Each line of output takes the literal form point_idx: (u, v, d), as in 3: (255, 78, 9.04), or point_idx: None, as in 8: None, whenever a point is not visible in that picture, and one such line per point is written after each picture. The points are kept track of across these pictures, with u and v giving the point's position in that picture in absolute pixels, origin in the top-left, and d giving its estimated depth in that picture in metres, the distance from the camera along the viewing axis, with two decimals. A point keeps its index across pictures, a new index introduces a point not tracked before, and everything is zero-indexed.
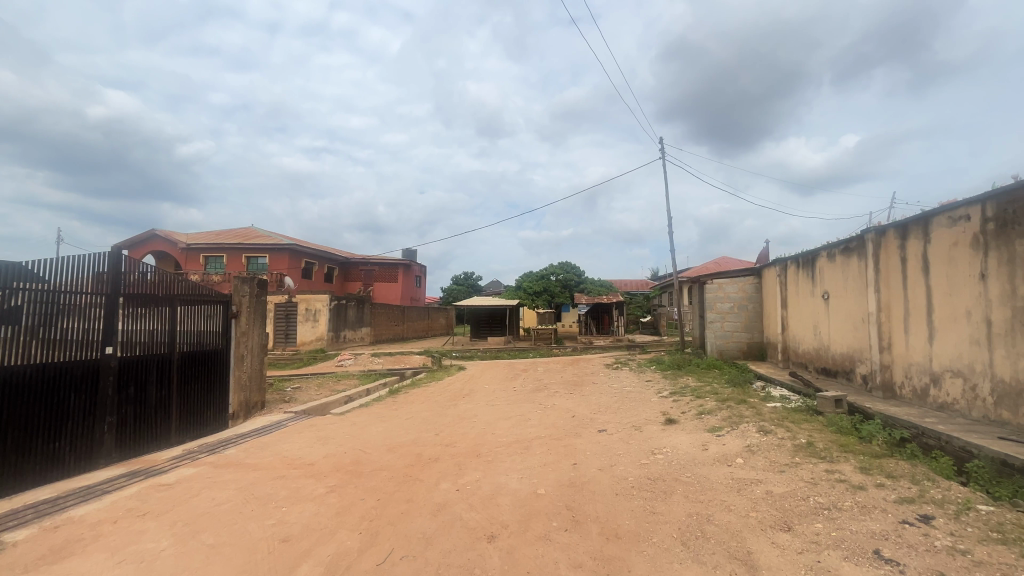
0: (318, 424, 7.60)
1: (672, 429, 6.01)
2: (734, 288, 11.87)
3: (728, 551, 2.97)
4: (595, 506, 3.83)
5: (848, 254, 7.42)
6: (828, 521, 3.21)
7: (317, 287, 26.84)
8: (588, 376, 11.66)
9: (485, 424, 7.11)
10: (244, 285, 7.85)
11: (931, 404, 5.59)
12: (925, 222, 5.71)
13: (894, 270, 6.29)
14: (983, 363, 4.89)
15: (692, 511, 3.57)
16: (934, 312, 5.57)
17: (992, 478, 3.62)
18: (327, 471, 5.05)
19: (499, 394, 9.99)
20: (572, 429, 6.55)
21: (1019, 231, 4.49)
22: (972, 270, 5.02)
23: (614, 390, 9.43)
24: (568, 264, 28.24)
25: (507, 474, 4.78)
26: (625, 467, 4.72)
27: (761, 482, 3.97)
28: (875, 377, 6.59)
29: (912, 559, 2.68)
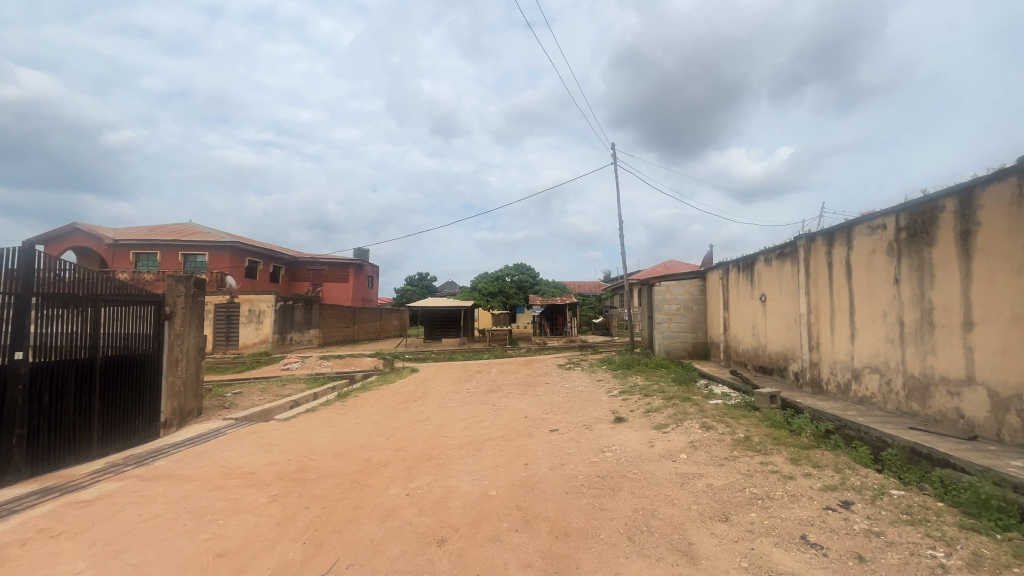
0: (259, 431, 7.24)
1: (621, 427, 6.18)
2: (681, 291, 12.38)
3: (671, 543, 3.09)
4: (545, 505, 3.87)
5: (783, 259, 7.92)
6: (762, 509, 3.41)
7: (261, 287, 25.53)
8: (540, 377, 11.81)
9: (438, 427, 7.04)
10: (180, 285, 7.36)
11: (852, 398, 6.07)
12: (849, 230, 6.19)
13: (821, 275, 6.78)
14: (896, 359, 5.35)
15: (638, 506, 3.69)
16: (855, 314, 6.05)
17: (904, 465, 3.96)
18: (269, 480, 4.83)
19: (453, 396, 9.92)
20: (525, 429, 6.60)
21: (926, 239, 4.96)
22: (888, 275, 5.49)
23: (566, 390, 9.59)
24: (523, 265, 28.43)
25: (459, 476, 4.74)
26: (576, 466, 4.80)
27: (702, 475, 4.16)
28: (805, 373, 7.07)
29: (834, 542, 2.90)
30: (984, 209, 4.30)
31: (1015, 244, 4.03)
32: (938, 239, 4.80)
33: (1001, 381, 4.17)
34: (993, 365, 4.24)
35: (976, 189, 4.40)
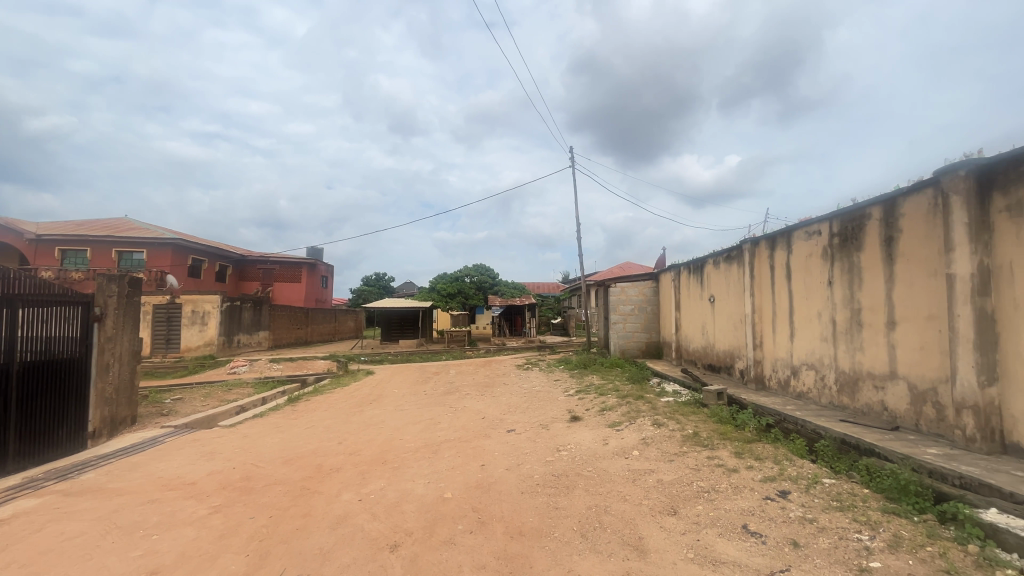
0: (202, 439, 6.85)
1: (577, 426, 6.29)
2: (635, 292, 12.73)
3: (622, 538, 3.17)
4: (500, 506, 3.87)
5: (730, 262, 8.30)
6: (707, 502, 3.56)
7: (206, 287, 24.20)
8: (499, 377, 11.83)
9: (393, 430, 6.91)
10: (112, 284, 6.86)
11: (791, 393, 6.44)
12: (788, 235, 6.57)
13: (764, 277, 7.16)
14: (830, 356, 5.72)
15: (591, 503, 3.76)
16: (794, 314, 6.43)
17: (835, 454, 4.24)
18: (211, 491, 4.58)
19: (409, 398, 9.76)
20: (482, 431, 6.58)
21: (856, 245, 5.33)
22: (822, 277, 5.87)
23: (524, 391, 9.65)
24: (483, 265, 28.31)
25: (414, 480, 4.66)
26: (531, 465, 4.84)
27: (653, 471, 4.30)
28: (749, 371, 7.44)
29: (772, 530, 3.06)
30: (905, 217, 4.67)
31: (930, 249, 4.40)
32: (866, 244, 5.17)
33: (919, 376, 4.53)
34: (912, 361, 4.61)
35: (898, 198, 4.78)
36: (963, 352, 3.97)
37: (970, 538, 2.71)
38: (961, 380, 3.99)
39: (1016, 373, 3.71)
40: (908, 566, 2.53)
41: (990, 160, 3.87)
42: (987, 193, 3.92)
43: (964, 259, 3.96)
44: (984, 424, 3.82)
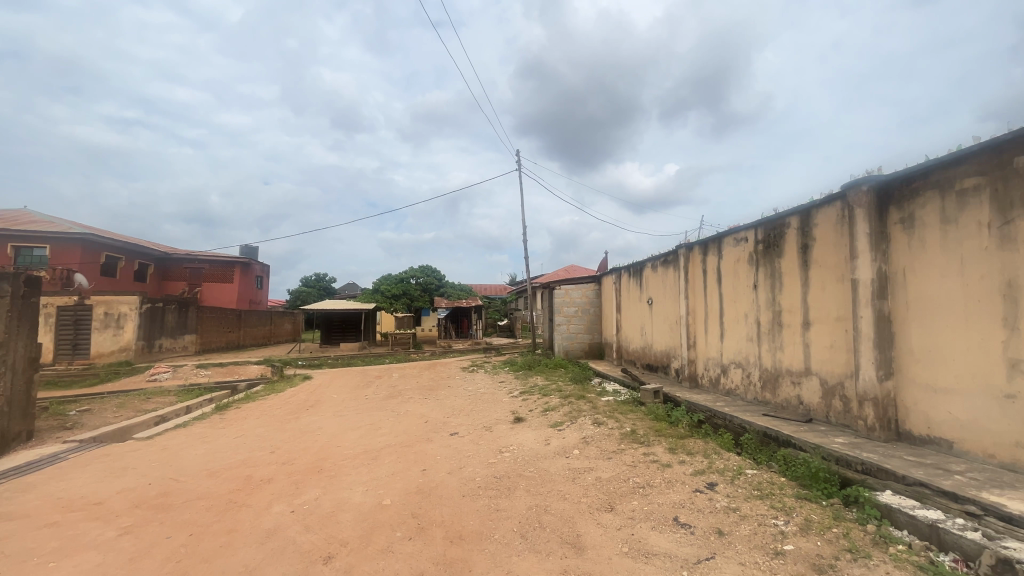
0: (113, 453, 6.25)
1: (520, 427, 6.33)
2: (579, 294, 13.03)
3: (560, 537, 3.22)
4: (441, 510, 3.82)
5: (666, 266, 8.70)
6: (642, 497, 3.70)
7: (122, 287, 22.15)
8: (443, 380, 11.70)
9: (331, 437, 6.64)
10: (3, 283, 6.13)
11: (721, 390, 6.84)
12: (719, 241, 6.98)
13: (697, 280, 7.57)
14: (755, 355, 6.14)
15: (532, 504, 3.80)
16: (724, 315, 6.84)
17: (757, 447, 4.55)
18: (122, 510, 4.19)
19: (349, 403, 9.43)
20: (424, 434, 6.48)
21: (777, 251, 5.76)
22: (749, 281, 6.29)
23: (469, 393, 9.61)
24: (429, 267, 27.84)
25: (352, 488, 4.50)
26: (473, 468, 4.83)
27: (593, 469, 4.41)
28: (684, 370, 7.83)
29: (700, 521, 3.23)
30: (818, 226, 5.10)
31: (839, 257, 4.83)
32: (785, 251, 5.59)
33: (829, 372, 4.96)
34: (824, 358, 5.03)
35: (812, 210, 5.21)
36: (865, 349, 4.38)
37: (868, 519, 2.99)
38: (864, 376, 4.41)
39: (908, 368, 4.15)
40: (817, 547, 2.75)
41: (887, 177, 4.31)
42: (884, 207, 4.36)
43: (866, 265, 4.38)
44: (882, 414, 4.24)
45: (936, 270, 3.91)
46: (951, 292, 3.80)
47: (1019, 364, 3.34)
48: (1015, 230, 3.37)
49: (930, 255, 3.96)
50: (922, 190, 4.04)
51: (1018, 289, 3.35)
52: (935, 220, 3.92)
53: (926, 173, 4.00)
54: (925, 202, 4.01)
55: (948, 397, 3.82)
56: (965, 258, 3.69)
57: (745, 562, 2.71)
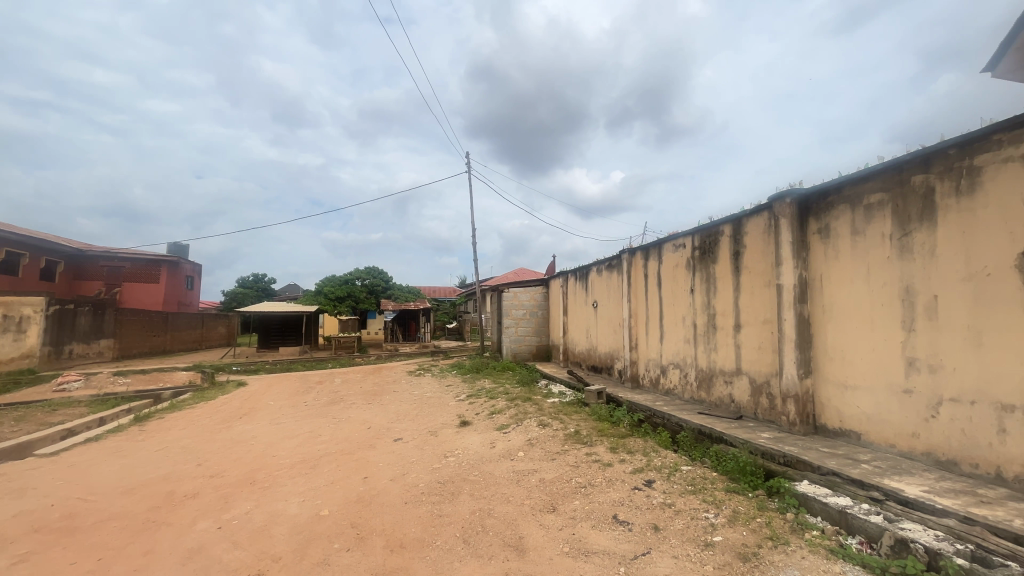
0: (9, 472, 5.59)
1: (466, 431, 6.29)
2: (527, 297, 13.14)
3: (503, 540, 3.22)
4: (382, 518, 3.72)
5: (611, 270, 8.97)
6: (583, 496, 3.78)
7: (26, 287, 19.92)
8: (389, 384, 11.42)
9: (265, 446, 6.29)
10: None
11: (661, 390, 7.12)
12: (659, 247, 7.28)
13: (639, 284, 7.85)
14: (691, 356, 6.45)
15: (475, 508, 3.78)
16: (664, 318, 7.13)
17: (692, 444, 4.78)
18: (18, 536, 3.75)
19: (287, 410, 8.99)
20: (366, 441, 6.28)
21: (711, 257, 6.08)
22: (686, 286, 6.60)
23: (415, 397, 9.44)
24: (375, 268, 27.04)
25: (287, 499, 4.29)
26: (417, 474, 4.74)
27: (537, 470, 4.46)
28: (626, 371, 8.10)
29: (637, 517, 3.34)
30: (748, 234, 5.43)
31: (766, 264, 5.17)
32: (719, 257, 5.92)
33: (757, 371, 5.29)
34: (753, 359, 5.36)
35: (743, 219, 5.55)
36: (788, 350, 4.72)
37: (788, 508, 3.22)
38: (787, 374, 4.74)
39: (824, 366, 4.51)
40: (742, 537, 2.92)
41: (807, 191, 4.67)
42: (805, 218, 4.73)
43: (788, 272, 4.73)
44: (802, 409, 4.58)
45: (848, 277, 4.28)
46: (859, 297, 4.17)
47: (914, 362, 3.72)
48: (911, 242, 3.75)
49: (843, 263, 4.32)
50: (836, 204, 4.41)
51: (914, 294, 3.73)
52: (847, 231, 4.29)
53: (840, 188, 4.38)
54: (838, 214, 4.38)
55: (857, 392, 4.18)
56: (872, 266, 4.06)
57: (678, 555, 2.83)
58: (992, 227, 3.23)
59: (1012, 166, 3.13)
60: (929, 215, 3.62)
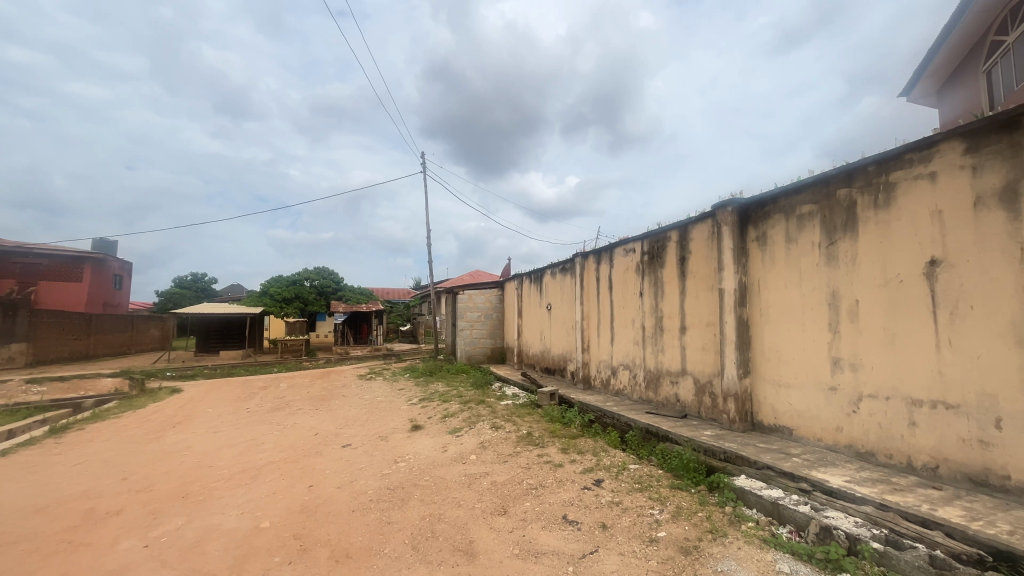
0: None
1: (417, 435, 6.18)
2: (482, 300, 13.11)
3: (452, 545, 3.19)
4: (327, 528, 3.59)
5: (564, 273, 9.11)
6: (534, 498, 3.80)
7: None
8: (338, 389, 11.05)
9: (201, 457, 5.91)
10: None
11: (611, 391, 7.30)
12: (610, 251, 7.48)
13: (592, 288, 8.03)
14: (640, 357, 6.65)
15: (425, 513, 3.72)
16: (614, 320, 7.32)
17: (639, 443, 4.93)
18: None
19: (226, 418, 8.49)
20: (313, 448, 6.05)
21: (659, 262, 6.31)
22: (636, 289, 6.81)
23: (365, 402, 9.19)
24: (325, 269, 26.14)
25: (223, 512, 4.05)
26: (366, 480, 4.61)
27: (488, 473, 4.45)
28: (578, 372, 8.25)
29: (586, 516, 3.41)
30: (693, 240, 5.68)
31: (709, 268, 5.42)
32: (666, 262, 6.15)
33: (700, 371, 5.53)
34: (697, 360, 5.60)
35: (688, 226, 5.79)
36: (728, 351, 4.96)
37: (726, 502, 3.39)
38: (728, 374, 4.98)
39: (761, 366, 4.78)
40: (684, 531, 3.04)
41: (747, 200, 4.94)
42: (744, 226, 5.00)
43: (729, 277, 4.97)
44: (741, 408, 4.83)
45: (783, 282, 4.56)
46: (793, 301, 4.45)
47: (839, 361, 4.01)
48: (837, 250, 4.05)
49: (778, 269, 4.61)
50: (772, 213, 4.69)
51: (839, 299, 4.02)
52: (782, 239, 4.57)
53: (776, 198, 4.66)
54: (774, 223, 4.67)
55: (790, 391, 4.45)
56: (803, 272, 4.35)
57: (625, 552, 2.90)
58: (905, 238, 3.54)
59: (922, 183, 3.45)
60: (852, 226, 3.93)
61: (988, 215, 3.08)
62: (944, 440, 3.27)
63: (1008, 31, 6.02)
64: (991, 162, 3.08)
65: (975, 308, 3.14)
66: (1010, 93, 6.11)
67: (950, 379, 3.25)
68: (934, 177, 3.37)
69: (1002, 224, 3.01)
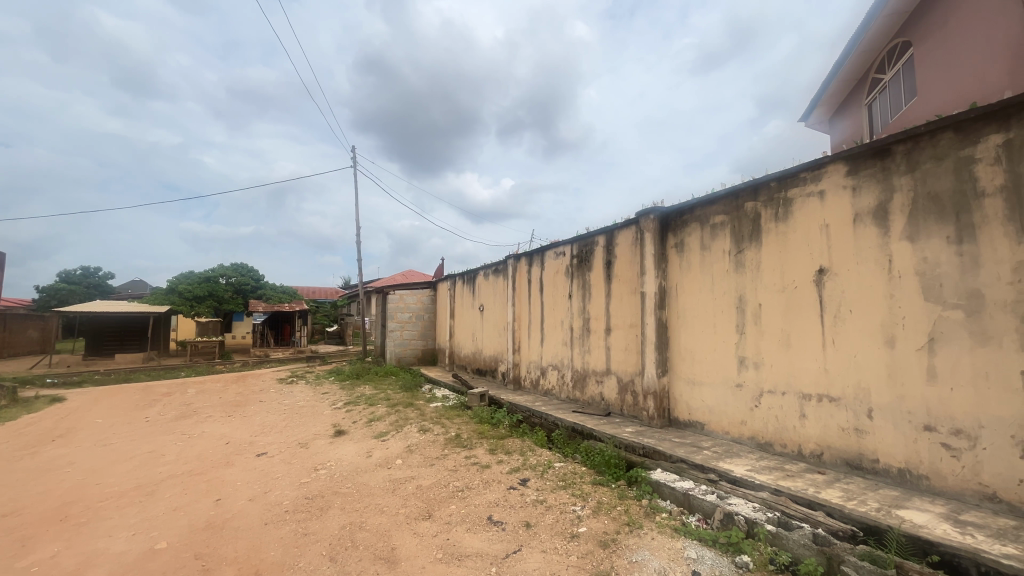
0: None
1: (340, 441, 5.93)
2: (414, 300, 12.84)
3: (373, 553, 3.08)
4: (234, 546, 3.32)
5: (497, 275, 9.17)
6: (460, 500, 3.78)
7: None
8: (255, 394, 10.33)
9: (86, 473, 5.26)
10: None
11: (540, 391, 7.45)
12: (541, 254, 7.63)
13: (523, 289, 8.14)
14: (568, 357, 6.84)
15: (346, 522, 3.57)
16: (544, 322, 7.47)
17: (565, 441, 5.05)
18: None
19: (120, 428, 7.63)
20: (222, 458, 5.60)
21: (587, 265, 6.52)
22: (565, 291, 6.99)
23: (284, 407, 8.66)
24: (242, 264, 24.23)
25: (111, 535, 3.63)
26: (282, 490, 4.34)
27: (414, 477, 4.36)
28: (510, 373, 8.34)
29: (510, 516, 3.44)
30: (619, 246, 5.93)
31: (633, 273, 5.69)
32: (594, 265, 6.37)
33: (623, 370, 5.79)
34: (620, 360, 5.85)
35: (614, 232, 6.03)
36: (649, 351, 5.24)
37: (643, 495, 3.59)
38: (648, 373, 5.26)
39: (677, 365, 5.09)
40: (603, 525, 3.16)
41: (667, 209, 5.25)
42: (664, 233, 5.30)
43: (651, 281, 5.26)
44: (659, 405, 5.11)
45: (698, 286, 4.88)
46: (706, 305, 4.78)
47: (744, 360, 4.37)
48: (744, 258, 4.41)
49: (693, 274, 4.93)
50: (689, 222, 5.02)
51: (745, 303, 4.39)
52: (697, 247, 4.90)
53: (693, 209, 4.99)
54: (690, 231, 5.00)
55: (702, 388, 4.78)
56: (715, 278, 4.70)
57: (547, 549, 2.96)
58: (799, 248, 3.94)
59: (813, 200, 3.85)
60: (756, 237, 4.30)
61: (864, 230, 3.50)
62: (828, 429, 3.67)
63: (885, 69, 6.87)
64: (867, 184, 3.50)
65: (853, 312, 3.55)
66: (886, 124, 6.98)
67: (833, 375, 3.65)
68: (822, 195, 3.79)
69: (874, 239, 3.44)
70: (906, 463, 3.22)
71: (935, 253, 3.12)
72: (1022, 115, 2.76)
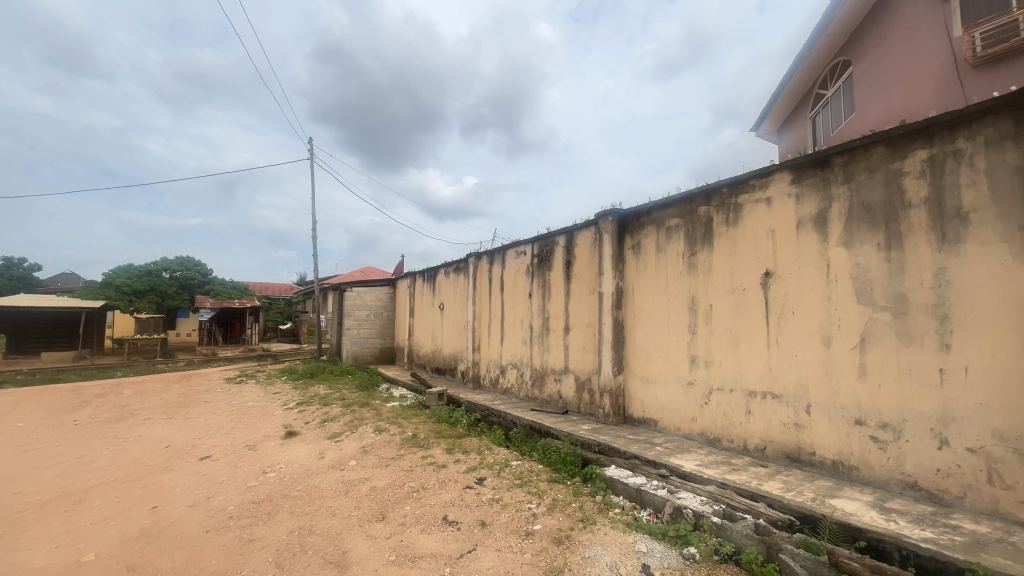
0: None
1: (292, 442, 5.72)
2: (372, 297, 12.55)
3: (323, 558, 2.99)
4: (171, 555, 3.14)
5: (458, 273, 9.10)
6: (415, 501, 3.72)
7: None
8: (199, 394, 9.80)
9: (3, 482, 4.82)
10: None
11: (499, 389, 7.46)
12: (503, 253, 7.63)
13: (484, 288, 8.12)
14: (527, 356, 6.88)
15: (294, 527, 3.44)
16: (504, 321, 7.48)
17: (522, 439, 5.07)
18: None
19: (44, 432, 7.05)
20: (161, 462, 5.28)
21: (548, 265, 6.58)
22: (525, 290, 7.03)
23: (231, 408, 8.26)
24: (188, 258, 22.93)
25: (31, 548, 3.34)
26: (226, 495, 4.14)
27: (368, 479, 4.26)
28: (469, 372, 8.30)
29: (466, 516, 3.42)
30: (578, 246, 6.01)
31: (591, 273, 5.79)
32: (554, 265, 6.43)
33: (581, 369, 5.88)
34: (578, 358, 5.94)
35: (575, 232, 6.11)
36: (606, 350, 5.35)
37: (597, 491, 3.65)
38: (605, 371, 5.36)
39: (633, 364, 5.22)
40: (558, 522, 3.20)
41: (626, 212, 5.37)
42: (622, 235, 5.42)
43: (609, 281, 5.36)
44: (615, 403, 5.23)
45: (653, 287, 5.02)
46: (660, 305, 4.93)
47: (696, 358, 4.53)
48: (696, 260, 4.57)
49: (649, 275, 5.07)
50: (646, 225, 5.15)
51: (696, 303, 4.55)
52: (653, 248, 5.04)
53: (649, 211, 5.12)
54: (647, 233, 5.13)
55: (656, 386, 4.93)
56: (669, 278, 4.84)
57: (501, 548, 2.96)
58: (747, 252, 4.12)
59: (761, 206, 4.04)
60: (708, 240, 4.47)
61: (805, 236, 3.71)
62: (771, 424, 3.86)
63: (828, 85, 7.29)
64: (809, 192, 3.70)
65: (795, 313, 3.75)
66: (828, 137, 7.41)
67: (777, 373, 3.85)
68: (769, 202, 3.98)
69: (815, 244, 3.65)
70: (839, 455, 3.43)
71: (867, 259, 3.34)
72: (944, 134, 3.00)
